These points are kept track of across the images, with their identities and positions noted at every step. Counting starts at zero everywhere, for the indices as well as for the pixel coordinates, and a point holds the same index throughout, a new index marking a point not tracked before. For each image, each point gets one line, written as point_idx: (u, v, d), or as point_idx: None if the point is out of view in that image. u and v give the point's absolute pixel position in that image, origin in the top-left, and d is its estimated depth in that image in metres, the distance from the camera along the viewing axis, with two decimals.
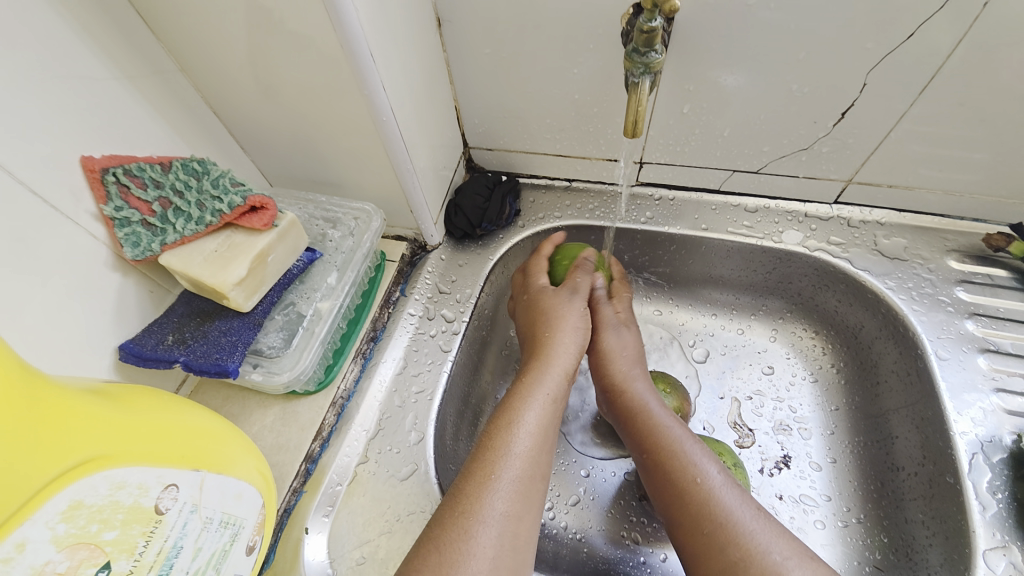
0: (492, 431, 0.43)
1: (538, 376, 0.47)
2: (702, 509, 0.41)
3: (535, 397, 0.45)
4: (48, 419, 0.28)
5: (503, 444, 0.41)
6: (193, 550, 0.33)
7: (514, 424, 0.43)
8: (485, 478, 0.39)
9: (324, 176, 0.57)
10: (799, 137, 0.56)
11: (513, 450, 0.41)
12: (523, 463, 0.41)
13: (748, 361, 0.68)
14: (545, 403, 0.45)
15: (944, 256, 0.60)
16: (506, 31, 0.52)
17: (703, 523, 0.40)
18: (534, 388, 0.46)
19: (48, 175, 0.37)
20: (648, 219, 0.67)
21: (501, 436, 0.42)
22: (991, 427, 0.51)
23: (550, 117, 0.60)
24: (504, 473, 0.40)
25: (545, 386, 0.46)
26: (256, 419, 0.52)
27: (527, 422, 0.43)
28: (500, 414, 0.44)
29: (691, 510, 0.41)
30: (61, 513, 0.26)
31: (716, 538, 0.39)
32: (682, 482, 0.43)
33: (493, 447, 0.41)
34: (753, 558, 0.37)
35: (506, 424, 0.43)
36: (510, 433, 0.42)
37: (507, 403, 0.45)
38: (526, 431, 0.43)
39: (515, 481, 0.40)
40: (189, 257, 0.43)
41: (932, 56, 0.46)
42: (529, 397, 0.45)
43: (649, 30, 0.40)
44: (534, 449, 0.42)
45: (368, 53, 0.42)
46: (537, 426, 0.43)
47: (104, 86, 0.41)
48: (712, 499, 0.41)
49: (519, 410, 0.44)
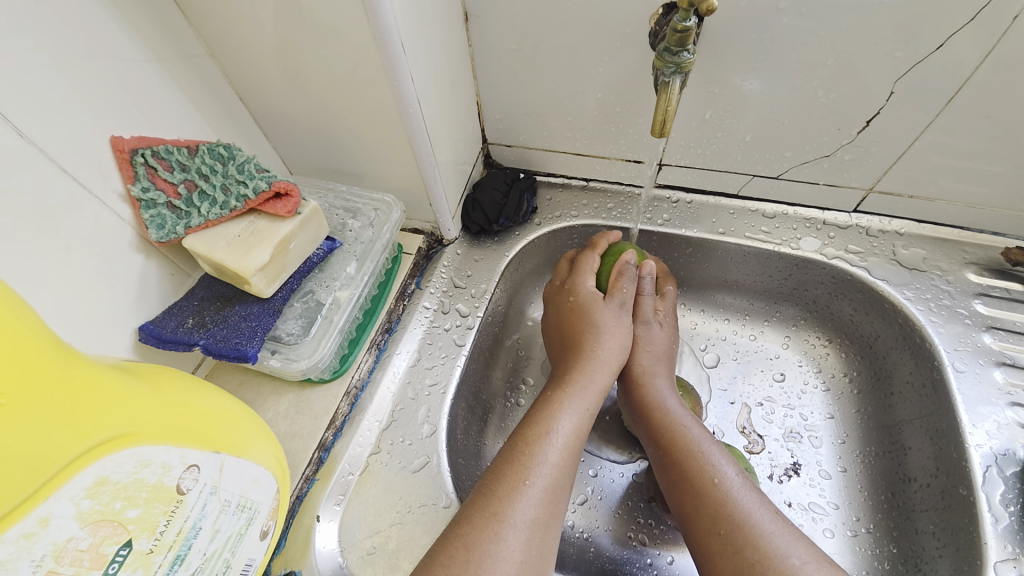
0: (525, 436, 0.43)
1: (577, 386, 0.47)
2: (719, 511, 0.40)
3: (573, 408, 0.45)
4: (77, 394, 0.28)
5: (537, 451, 0.41)
6: (211, 531, 0.33)
7: (549, 433, 0.43)
8: (518, 483, 0.39)
9: (346, 166, 0.57)
10: (822, 144, 0.55)
11: (547, 458, 0.41)
12: (556, 472, 0.41)
13: (760, 367, 0.68)
14: (582, 415, 0.45)
15: (962, 269, 0.59)
16: (532, 28, 0.52)
17: (720, 525, 0.40)
18: (572, 399, 0.46)
19: (77, 153, 0.37)
20: (665, 221, 0.67)
21: (536, 443, 0.42)
22: (1005, 441, 0.51)
23: (572, 115, 0.60)
24: (537, 479, 0.40)
25: (584, 398, 0.46)
26: (270, 406, 0.52)
27: (562, 431, 0.43)
28: (536, 420, 0.44)
29: (706, 512, 0.41)
30: (86, 490, 0.26)
31: (732, 539, 0.39)
32: (698, 484, 0.43)
33: (527, 453, 0.41)
34: (769, 563, 0.36)
35: (541, 431, 0.43)
36: (545, 442, 0.42)
37: (542, 409, 0.45)
38: (562, 440, 0.43)
39: (547, 488, 0.40)
40: (212, 241, 0.43)
41: (960, 66, 0.45)
42: (564, 406, 0.45)
43: (682, 30, 0.40)
44: (567, 460, 0.42)
45: (399, 43, 0.42)
46: (572, 437, 0.43)
47: (136, 67, 0.41)
48: (730, 501, 0.41)
49: (555, 419, 0.44)
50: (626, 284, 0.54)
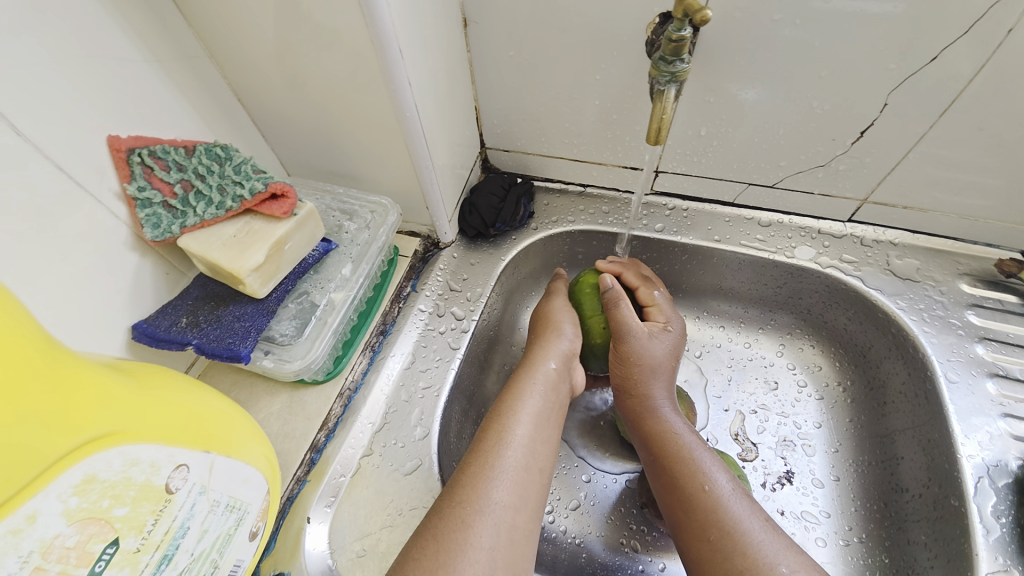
0: (490, 424, 0.44)
1: (535, 372, 0.48)
2: (708, 517, 0.41)
3: (531, 392, 0.46)
4: (69, 392, 0.28)
5: (499, 434, 0.42)
6: (198, 532, 0.33)
7: (512, 415, 0.44)
8: (485, 467, 0.40)
9: (343, 168, 0.58)
10: (817, 153, 0.56)
11: (510, 438, 0.42)
12: (521, 453, 0.41)
13: (754, 375, 0.68)
14: (540, 398, 0.46)
15: (956, 279, 0.60)
16: (531, 34, 0.53)
17: (710, 531, 0.40)
18: (532, 384, 0.47)
19: (77, 151, 0.38)
20: (661, 229, 0.67)
21: (497, 426, 0.43)
22: (997, 452, 0.51)
23: (570, 121, 0.61)
24: (501, 462, 0.40)
25: (541, 382, 0.48)
26: (263, 406, 0.52)
27: (524, 413, 0.44)
28: (499, 408, 0.45)
29: (695, 518, 0.41)
30: (74, 487, 0.26)
31: (722, 546, 0.39)
32: (688, 490, 0.43)
33: (489, 436, 0.42)
34: (757, 571, 0.36)
35: (503, 416, 0.44)
36: (506, 425, 0.43)
37: (505, 398, 0.46)
38: (523, 421, 0.43)
39: (514, 470, 0.40)
40: (208, 241, 0.43)
41: (952, 81, 0.46)
42: (526, 391, 0.46)
43: (677, 40, 0.40)
44: (531, 441, 0.43)
45: (397, 48, 0.42)
46: (534, 417, 0.44)
47: (135, 67, 0.42)
48: (720, 507, 0.41)
49: (515, 402, 0.45)
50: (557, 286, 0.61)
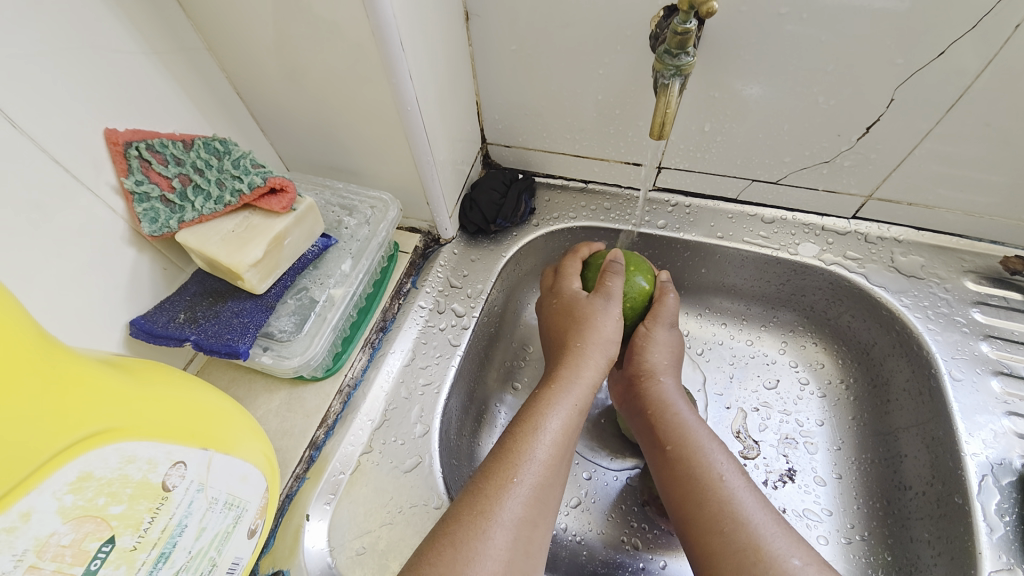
0: (512, 434, 0.42)
1: (566, 384, 0.46)
2: (721, 510, 0.40)
3: (561, 405, 0.44)
4: (64, 388, 0.28)
5: (524, 449, 0.41)
6: (196, 529, 0.33)
7: (538, 430, 0.42)
8: (507, 480, 0.39)
9: (343, 163, 0.57)
10: (822, 149, 0.55)
11: (536, 455, 0.41)
12: (544, 470, 0.40)
13: (756, 372, 0.68)
14: (571, 412, 0.44)
15: (961, 277, 0.59)
16: (533, 28, 0.52)
17: (723, 522, 0.39)
18: (562, 396, 0.45)
19: (73, 144, 0.37)
20: (664, 225, 0.66)
21: (524, 440, 0.41)
22: (1001, 450, 0.50)
23: (571, 117, 0.60)
24: (524, 477, 0.39)
25: (574, 396, 0.45)
26: (262, 402, 0.52)
27: (551, 428, 0.43)
28: (525, 418, 0.43)
29: (707, 509, 0.41)
30: (70, 485, 0.26)
31: (735, 538, 0.38)
32: (701, 482, 0.42)
33: (515, 450, 0.41)
34: (769, 564, 0.36)
35: (529, 428, 0.42)
36: (533, 440, 0.41)
37: (530, 407, 0.44)
38: (549, 437, 0.42)
39: (535, 486, 0.39)
40: (206, 236, 0.43)
41: (960, 76, 0.45)
42: (554, 403, 0.44)
43: (682, 32, 0.39)
44: (555, 458, 0.41)
45: (398, 41, 0.41)
46: (560, 434, 0.43)
47: (132, 59, 0.41)
48: (733, 501, 0.41)
49: (544, 415, 0.43)
50: (613, 279, 0.51)
